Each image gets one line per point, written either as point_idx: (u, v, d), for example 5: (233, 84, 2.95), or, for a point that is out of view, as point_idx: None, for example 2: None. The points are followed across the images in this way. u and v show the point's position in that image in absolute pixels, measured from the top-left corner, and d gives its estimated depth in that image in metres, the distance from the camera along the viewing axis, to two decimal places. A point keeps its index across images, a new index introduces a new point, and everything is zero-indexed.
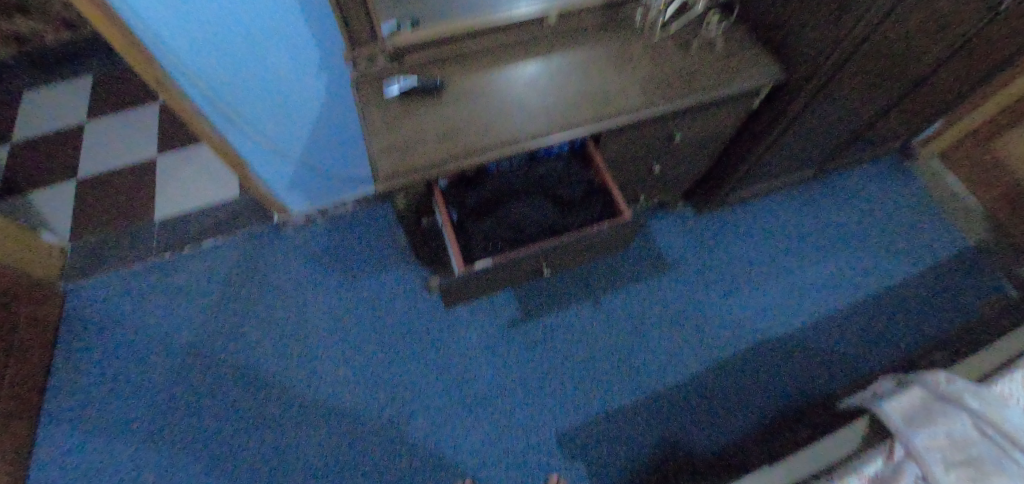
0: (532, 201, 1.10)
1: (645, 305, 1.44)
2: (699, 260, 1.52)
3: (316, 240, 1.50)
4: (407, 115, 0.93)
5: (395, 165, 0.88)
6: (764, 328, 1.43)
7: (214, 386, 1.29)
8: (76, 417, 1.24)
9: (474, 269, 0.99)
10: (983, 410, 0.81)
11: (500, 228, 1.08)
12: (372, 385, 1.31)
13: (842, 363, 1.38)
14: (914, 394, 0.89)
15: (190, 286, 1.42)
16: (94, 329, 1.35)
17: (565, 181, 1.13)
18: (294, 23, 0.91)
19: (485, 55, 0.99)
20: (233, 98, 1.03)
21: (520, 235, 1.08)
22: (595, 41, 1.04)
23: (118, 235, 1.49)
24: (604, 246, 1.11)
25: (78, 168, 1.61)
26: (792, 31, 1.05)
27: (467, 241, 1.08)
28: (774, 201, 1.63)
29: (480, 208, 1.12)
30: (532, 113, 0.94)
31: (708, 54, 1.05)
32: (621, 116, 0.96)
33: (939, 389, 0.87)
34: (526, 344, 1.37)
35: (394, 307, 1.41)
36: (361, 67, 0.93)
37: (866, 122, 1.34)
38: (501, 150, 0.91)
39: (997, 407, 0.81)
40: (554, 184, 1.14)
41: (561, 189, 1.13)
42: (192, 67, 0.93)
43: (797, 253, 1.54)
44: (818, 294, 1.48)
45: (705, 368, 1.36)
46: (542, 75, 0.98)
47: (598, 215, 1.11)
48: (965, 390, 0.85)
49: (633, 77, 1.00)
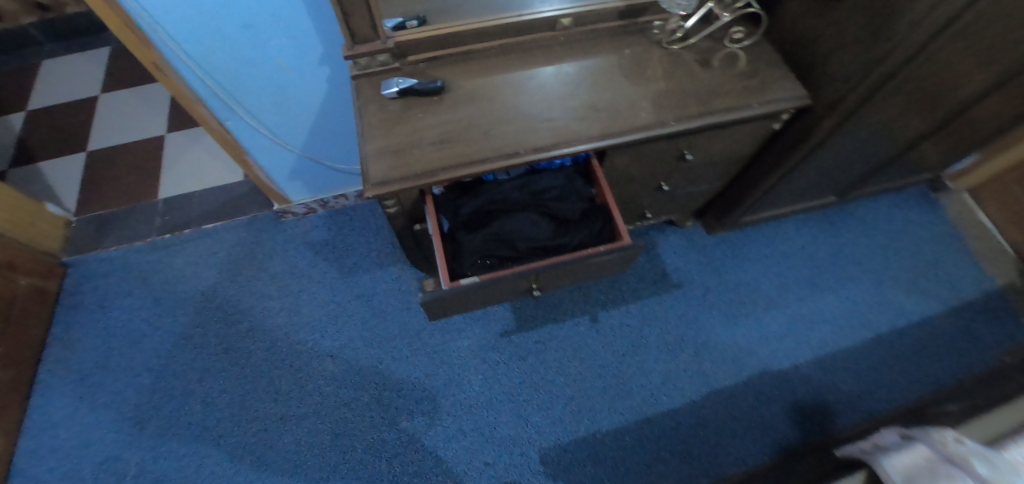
0: (525, 217, 0.83)
1: (664, 329, 1.31)
2: (725, 284, 1.39)
3: (316, 232, 1.38)
4: (407, 119, 0.82)
5: (389, 172, 0.77)
6: (791, 364, 1.30)
7: (200, 373, 1.22)
8: (63, 398, 1.19)
9: (461, 284, 0.75)
10: (990, 475, 0.75)
11: (493, 244, 0.82)
12: (364, 389, 1.21)
13: (857, 403, 1.26)
14: (917, 452, 0.84)
15: (184, 270, 1.33)
16: (87, 308, 1.28)
17: (570, 196, 0.86)
18: (298, 12, 0.84)
19: (495, 60, 0.90)
20: (235, 88, 0.95)
21: (514, 254, 0.82)
22: (623, 46, 0.93)
23: (123, 212, 1.41)
24: (599, 272, 0.84)
25: (88, 140, 1.53)
26: (820, 53, 0.90)
27: (457, 255, 0.83)
28: (808, 228, 1.49)
29: (475, 221, 0.85)
30: (551, 121, 0.83)
31: (753, 61, 0.93)
32: (653, 130, 0.84)
33: (944, 449, 0.82)
34: (533, 360, 1.25)
35: (390, 307, 1.29)
36: (363, 64, 0.85)
37: (926, 151, 1.19)
38: (513, 159, 0.79)
39: (1006, 474, 0.75)
40: (558, 198, 0.86)
41: (564, 206, 0.85)
42: (189, 54, 0.86)
43: (834, 285, 1.41)
44: (855, 330, 1.35)
45: (705, 397, 1.24)
46: (560, 83, 0.88)
47: (597, 238, 0.85)
48: (972, 453, 0.79)
49: (666, 89, 0.88)
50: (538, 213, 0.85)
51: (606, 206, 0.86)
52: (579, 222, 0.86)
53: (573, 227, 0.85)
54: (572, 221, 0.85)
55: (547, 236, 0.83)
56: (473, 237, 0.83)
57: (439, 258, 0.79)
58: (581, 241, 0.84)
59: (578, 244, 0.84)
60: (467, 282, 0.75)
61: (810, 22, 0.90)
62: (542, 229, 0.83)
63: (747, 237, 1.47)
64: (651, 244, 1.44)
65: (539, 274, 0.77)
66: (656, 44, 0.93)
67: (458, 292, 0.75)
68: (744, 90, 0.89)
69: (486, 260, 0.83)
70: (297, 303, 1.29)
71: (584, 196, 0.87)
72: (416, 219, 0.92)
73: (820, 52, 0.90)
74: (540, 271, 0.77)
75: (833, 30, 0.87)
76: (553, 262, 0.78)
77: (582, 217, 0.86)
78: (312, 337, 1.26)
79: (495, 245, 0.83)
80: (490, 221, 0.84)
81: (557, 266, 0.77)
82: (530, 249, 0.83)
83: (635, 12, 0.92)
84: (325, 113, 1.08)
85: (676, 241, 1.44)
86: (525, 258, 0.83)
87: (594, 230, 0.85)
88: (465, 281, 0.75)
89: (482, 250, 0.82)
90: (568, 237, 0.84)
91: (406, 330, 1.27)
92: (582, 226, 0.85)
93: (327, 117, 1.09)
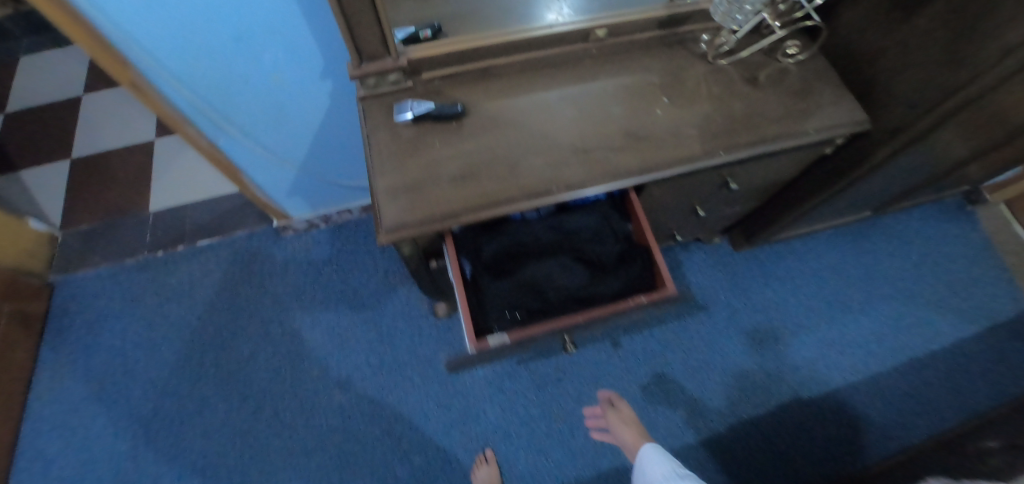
0: (557, 262, 0.76)
1: (689, 355, 1.25)
2: (753, 305, 1.31)
3: (318, 249, 1.29)
4: (423, 150, 0.73)
5: (404, 215, 0.68)
6: (822, 391, 1.23)
7: (200, 404, 1.15)
8: (53, 431, 1.12)
9: (489, 345, 0.70)
10: None
11: (522, 294, 0.75)
12: (374, 421, 1.14)
13: (892, 433, 1.20)
14: None
15: (179, 290, 1.25)
16: (78, 332, 1.21)
17: (606, 236, 0.78)
18: (295, 23, 0.73)
19: (520, 77, 0.79)
20: (226, 106, 0.85)
21: (544, 304, 0.76)
22: (663, 60, 0.82)
23: (112, 226, 1.32)
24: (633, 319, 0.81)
25: (74, 146, 1.43)
26: (885, 71, 0.81)
27: (480, 305, 0.77)
28: (839, 243, 1.41)
29: (498, 265, 0.76)
30: (585, 153, 0.73)
31: (807, 78, 0.83)
32: (699, 162, 0.74)
33: None
34: (551, 390, 1.19)
35: (399, 333, 1.22)
36: (371, 84, 0.75)
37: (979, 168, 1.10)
38: (544, 199, 0.70)
39: None
40: (592, 239, 0.78)
41: (599, 248, 0.77)
42: (174, 72, 0.76)
43: (868, 305, 1.33)
44: (889, 354, 1.27)
45: (731, 429, 1.19)
46: (594, 103, 0.77)
47: (636, 283, 0.78)
48: None
49: (713, 111, 0.78)
50: (571, 257, 0.77)
51: (645, 246, 0.79)
52: (617, 266, 0.78)
53: (610, 273, 0.78)
54: (608, 265, 0.78)
55: (581, 285, 0.76)
56: (499, 286, 0.75)
57: (461, 313, 0.72)
58: (619, 289, 0.77)
59: (616, 293, 0.77)
60: (495, 343, 0.70)
61: (873, 35, 0.80)
62: (575, 277, 0.76)
63: (775, 252, 1.39)
64: (674, 262, 1.36)
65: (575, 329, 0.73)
66: (700, 57, 0.83)
67: (486, 352, 0.70)
68: (799, 113, 0.79)
69: (514, 313, 0.76)
70: (300, 328, 1.22)
71: (621, 234, 0.79)
72: (432, 254, 0.84)
73: (884, 70, 0.80)
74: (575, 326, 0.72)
75: (902, 46, 0.77)
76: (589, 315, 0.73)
77: (619, 259, 0.79)
78: (317, 365, 1.19)
79: (524, 296, 0.75)
80: (517, 266, 0.76)
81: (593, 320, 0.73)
82: (562, 299, 0.76)
83: (677, 21, 0.82)
84: (327, 130, 0.98)
85: (700, 259, 1.37)
86: (557, 309, 0.76)
87: (632, 275, 0.78)
88: (493, 342, 0.70)
89: (509, 301, 0.75)
90: (603, 285, 0.76)
91: (417, 357, 1.20)
92: (619, 270, 0.78)
93: (329, 133, 1.00)
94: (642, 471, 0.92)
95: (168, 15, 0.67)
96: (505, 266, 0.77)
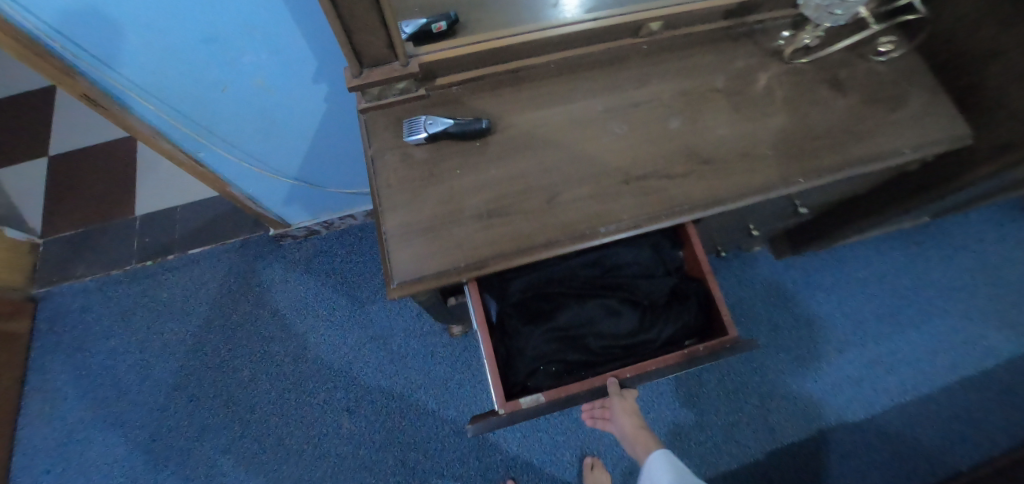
0: (599, 303, 0.70)
1: (724, 375, 1.16)
2: (794, 320, 1.21)
3: (322, 257, 1.20)
4: (440, 177, 0.60)
5: (420, 263, 0.56)
6: (870, 413, 1.14)
7: (202, 429, 1.07)
8: (45, 459, 1.05)
9: (521, 407, 0.63)
10: None
11: (561, 342, 0.69)
12: (386, 449, 1.07)
13: (945, 458, 1.10)
14: None
15: (172, 305, 1.15)
16: (66, 351, 1.12)
17: (653, 272, 0.73)
18: (281, 19, 0.59)
19: (555, 82, 0.65)
20: (205, 117, 0.72)
21: (586, 353, 0.69)
22: (728, 59, 0.68)
23: (97, 233, 1.22)
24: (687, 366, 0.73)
25: (52, 143, 1.31)
26: (1002, 71, 0.65)
27: (512, 353, 0.69)
28: (892, 247, 1.27)
29: (531, 307, 0.71)
30: (638, 182, 0.60)
31: (902, 80, 0.68)
32: (774, 191, 0.61)
33: None
34: (577, 414, 1.09)
35: (412, 353, 1.13)
36: (374, 94, 0.61)
37: None
38: (588, 241, 0.58)
39: None
40: (637, 276, 0.72)
41: (646, 287, 0.72)
42: (135, 79, 0.62)
43: (923, 317, 1.21)
44: (946, 373, 1.16)
45: (768, 454, 1.11)
46: (646, 115, 0.64)
47: (690, 327, 0.71)
48: None
49: (790, 125, 0.64)
50: (615, 298, 0.70)
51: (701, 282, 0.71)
52: (668, 308, 0.71)
53: (661, 315, 0.70)
54: (657, 305, 0.71)
55: (627, 331, 0.69)
56: (533, 333, 0.69)
57: (489, 371, 0.65)
58: (671, 333, 0.70)
59: (667, 339, 0.70)
60: (527, 404, 0.63)
61: (992, 27, 0.64)
62: (620, 321, 0.69)
63: (821, 259, 1.26)
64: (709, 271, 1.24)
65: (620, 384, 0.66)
66: (772, 55, 0.68)
67: (518, 416, 0.63)
68: (893, 125, 0.65)
69: (550, 366, 0.69)
70: (302, 347, 1.13)
71: (670, 268, 0.74)
72: (450, 291, 0.74)
73: (1000, 72, 0.65)
74: (622, 382, 0.66)
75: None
76: (637, 368, 0.66)
77: (670, 298, 0.72)
78: (324, 387, 1.10)
79: (561, 345, 0.69)
80: (552, 309, 0.70)
81: (642, 374, 0.66)
82: (605, 347, 0.70)
83: (746, 9, 0.67)
84: (324, 136, 0.85)
85: (737, 267, 1.25)
86: (599, 358, 0.70)
87: (686, 317, 0.70)
88: (525, 403, 0.63)
89: (545, 351, 0.69)
90: (655, 330, 0.69)
91: (431, 379, 1.11)
92: (670, 312, 0.71)
93: (328, 140, 0.87)
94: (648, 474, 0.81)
95: (117, 13, 0.53)
96: (539, 307, 0.71)
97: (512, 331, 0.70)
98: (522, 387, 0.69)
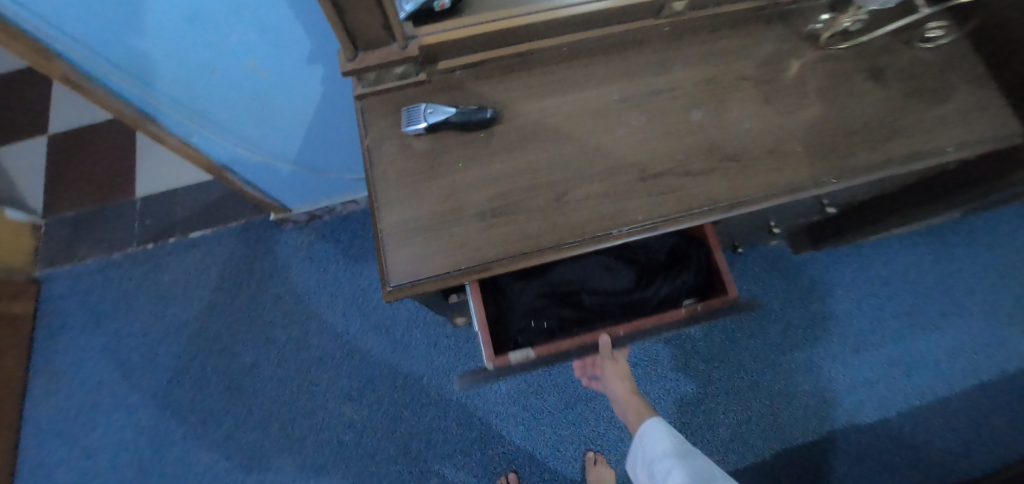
0: (594, 261, 0.72)
1: (736, 372, 1.13)
2: (811, 317, 1.16)
3: (324, 242, 1.17)
4: (441, 171, 0.56)
5: (417, 265, 0.53)
6: (886, 414, 1.10)
7: (205, 414, 1.07)
8: (51, 440, 1.05)
9: (509, 362, 0.63)
10: None
11: (553, 297, 0.72)
12: (388, 439, 1.05)
13: (962, 462, 1.07)
14: None
15: (174, 289, 1.14)
16: (71, 333, 1.11)
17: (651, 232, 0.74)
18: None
19: (566, 68, 0.60)
20: (195, 100, 0.68)
21: (580, 310, 0.71)
22: (757, 44, 0.62)
23: (98, 214, 1.20)
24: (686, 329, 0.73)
25: (51, 121, 1.28)
26: None
27: (506, 309, 0.72)
28: (919, 244, 1.21)
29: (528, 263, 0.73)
30: (655, 180, 0.55)
31: (951, 68, 0.62)
32: (804, 192, 0.56)
33: None
34: (582, 409, 1.07)
35: (414, 343, 1.11)
36: (371, 78, 0.57)
37: None
38: (599, 243, 0.54)
39: None
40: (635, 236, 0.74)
41: (643, 246, 0.73)
42: (116, 61, 0.59)
43: (947, 317, 1.15)
44: (969, 376, 1.11)
45: (778, 453, 1.08)
46: (665, 105, 0.58)
47: (690, 287, 0.70)
48: None
49: (824, 118, 0.59)
50: (611, 255, 0.72)
51: (702, 242, 0.71)
52: (667, 268, 0.72)
53: (657, 275, 0.72)
54: (655, 267, 0.72)
55: (623, 287, 0.71)
56: (526, 288, 0.72)
57: (477, 326, 0.64)
58: (669, 293, 0.71)
59: (665, 298, 0.71)
60: (516, 359, 0.63)
61: None
62: (616, 278, 0.72)
63: (842, 253, 1.20)
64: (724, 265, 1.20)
65: (613, 342, 0.65)
66: (807, 39, 0.62)
67: (506, 371, 0.63)
68: (939, 120, 0.59)
69: (542, 323, 0.71)
70: (304, 334, 1.11)
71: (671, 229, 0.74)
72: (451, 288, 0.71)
73: None
74: (615, 339, 0.65)
75: None
76: (631, 326, 0.66)
77: (669, 258, 0.73)
78: (326, 374, 1.09)
79: (556, 301, 0.72)
80: (548, 267, 0.72)
81: (636, 332, 0.65)
82: (600, 304, 0.71)
83: None
84: (322, 120, 0.81)
85: (753, 261, 1.20)
86: (594, 316, 0.71)
87: (685, 277, 0.70)
88: (514, 358, 0.63)
89: (538, 307, 0.72)
90: (652, 289, 0.71)
91: (434, 369, 1.09)
92: (669, 273, 0.71)
93: (326, 124, 0.83)
94: (642, 446, 0.76)
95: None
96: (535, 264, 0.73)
97: (505, 286, 0.73)
98: (515, 344, 0.71)
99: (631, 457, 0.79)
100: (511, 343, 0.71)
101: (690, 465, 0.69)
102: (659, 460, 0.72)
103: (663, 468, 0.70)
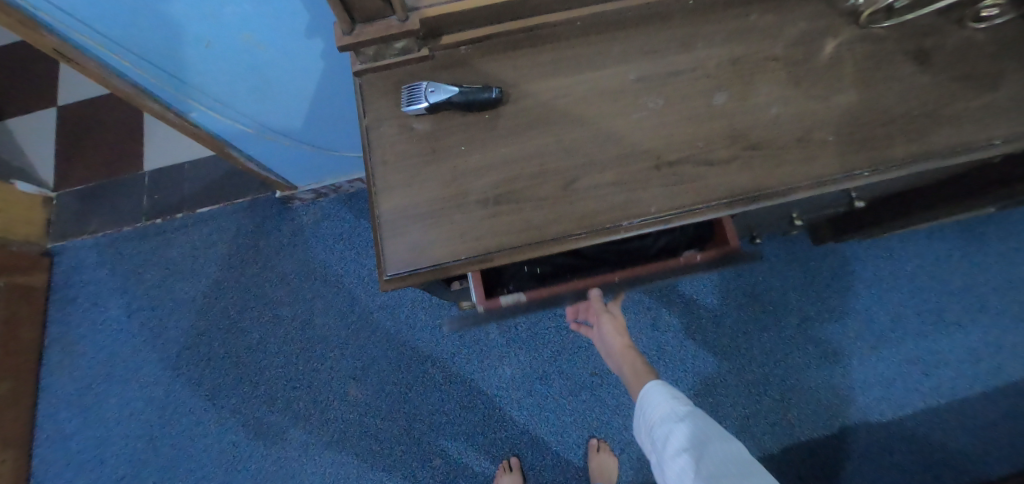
0: None
1: (747, 365, 1.09)
2: (829, 311, 1.12)
3: (330, 221, 1.15)
4: (443, 155, 0.52)
5: (415, 254, 0.50)
6: (903, 412, 1.06)
7: (213, 388, 1.08)
8: (66, 409, 1.07)
9: (501, 304, 0.64)
10: None
11: None
12: (392, 419, 1.05)
13: (983, 465, 1.03)
14: None
15: (182, 265, 1.14)
16: (83, 305, 1.12)
17: None
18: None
19: (579, 44, 0.56)
20: (191, 73, 0.65)
21: (576, 256, 0.70)
22: (790, 21, 0.57)
23: (108, 187, 1.19)
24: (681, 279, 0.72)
25: (59, 93, 1.27)
26: None
27: None
28: (949, 238, 1.14)
29: None
30: (671, 168, 0.51)
31: (1007, 50, 0.56)
32: (834, 184, 0.52)
33: None
34: (587, 397, 1.05)
35: (419, 325, 1.10)
36: (370, 53, 0.53)
37: None
38: (608, 235, 0.50)
39: None
40: None
41: None
42: (106, 33, 0.56)
43: (975, 316, 1.10)
44: (995, 377, 1.06)
45: (788, 448, 1.05)
46: (686, 87, 0.54)
47: (691, 239, 0.68)
48: None
49: (860, 103, 0.54)
50: None
51: None
52: None
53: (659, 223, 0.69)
54: None
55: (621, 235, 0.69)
56: None
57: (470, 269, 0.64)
58: (669, 243, 0.69)
59: (664, 247, 0.69)
60: (507, 302, 0.64)
61: None
62: None
63: (866, 246, 1.15)
64: None
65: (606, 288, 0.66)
66: (845, 15, 0.57)
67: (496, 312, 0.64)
68: (989, 109, 0.54)
69: (536, 268, 0.70)
70: (309, 313, 1.11)
71: None
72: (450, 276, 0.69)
73: None
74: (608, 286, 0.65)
75: None
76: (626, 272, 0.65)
77: None
78: (331, 353, 1.09)
79: None
80: None
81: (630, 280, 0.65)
82: (596, 252, 0.70)
83: None
84: (323, 97, 0.78)
85: (771, 251, 1.15)
86: (590, 264, 0.70)
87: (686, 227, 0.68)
88: (505, 301, 0.64)
89: None
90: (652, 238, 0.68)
91: (438, 352, 1.08)
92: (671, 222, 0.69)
93: (328, 101, 0.80)
94: (642, 412, 0.73)
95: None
96: None
97: None
98: (507, 288, 0.70)
99: (635, 427, 0.76)
100: (503, 287, 0.70)
101: (689, 426, 0.66)
102: (657, 426, 0.69)
103: (663, 435, 0.67)
